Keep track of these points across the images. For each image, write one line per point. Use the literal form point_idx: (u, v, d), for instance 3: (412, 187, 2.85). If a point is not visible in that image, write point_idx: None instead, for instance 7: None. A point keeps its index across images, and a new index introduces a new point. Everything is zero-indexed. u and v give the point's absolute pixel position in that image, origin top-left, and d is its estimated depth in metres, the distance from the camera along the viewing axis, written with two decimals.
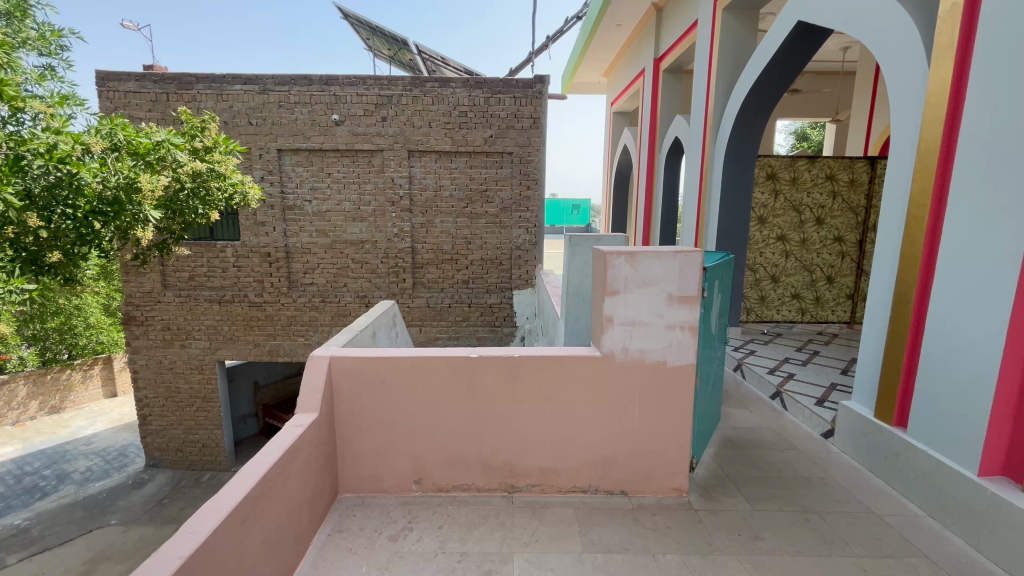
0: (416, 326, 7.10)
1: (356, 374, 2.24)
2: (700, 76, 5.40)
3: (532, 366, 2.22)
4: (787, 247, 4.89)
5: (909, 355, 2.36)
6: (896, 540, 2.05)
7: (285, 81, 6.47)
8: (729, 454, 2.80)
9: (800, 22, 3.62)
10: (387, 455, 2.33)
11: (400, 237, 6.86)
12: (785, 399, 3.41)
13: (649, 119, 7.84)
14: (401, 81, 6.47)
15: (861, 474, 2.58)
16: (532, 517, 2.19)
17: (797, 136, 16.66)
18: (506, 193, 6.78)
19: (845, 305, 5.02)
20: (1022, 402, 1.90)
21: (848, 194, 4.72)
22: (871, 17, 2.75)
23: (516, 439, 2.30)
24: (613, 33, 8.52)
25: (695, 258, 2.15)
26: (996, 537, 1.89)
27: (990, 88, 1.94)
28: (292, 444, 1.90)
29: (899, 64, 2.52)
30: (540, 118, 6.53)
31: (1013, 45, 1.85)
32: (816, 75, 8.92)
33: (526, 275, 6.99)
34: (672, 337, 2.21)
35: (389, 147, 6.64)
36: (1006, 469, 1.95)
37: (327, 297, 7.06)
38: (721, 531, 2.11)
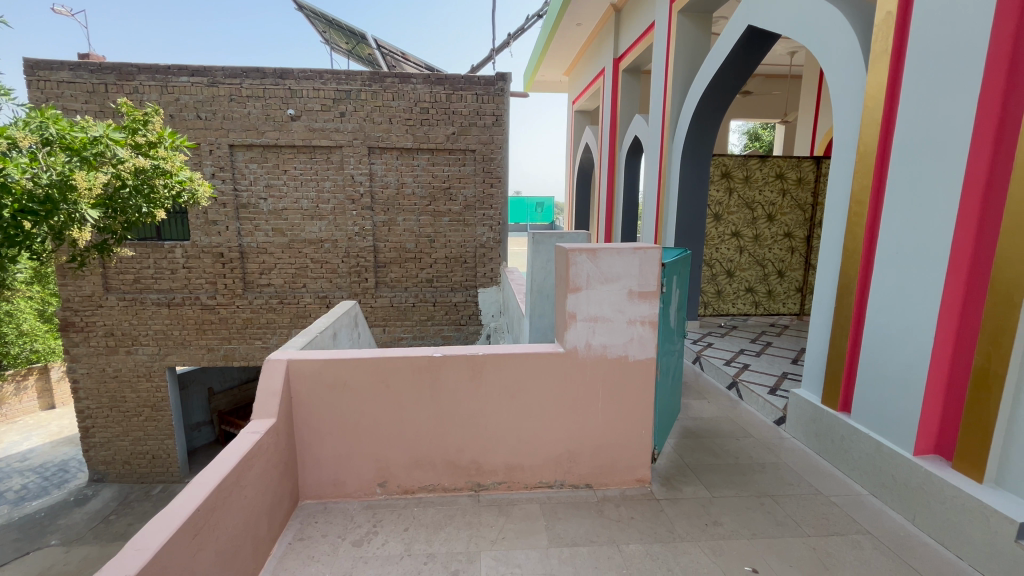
0: (379, 326, 6.96)
1: (316, 378, 2.18)
2: (658, 78, 5.53)
3: (497, 364, 2.22)
4: (741, 243, 5.07)
5: (852, 343, 2.51)
6: (843, 518, 2.18)
7: (236, 73, 6.22)
8: (689, 444, 2.89)
9: (749, 28, 3.77)
10: (349, 459, 2.28)
11: (361, 236, 6.70)
12: (741, 389, 3.55)
13: (609, 118, 7.97)
14: (359, 75, 6.30)
15: (810, 457, 2.71)
16: (499, 514, 2.20)
17: (750, 137, 17.36)
18: (469, 191, 6.75)
19: (795, 298, 5.27)
20: (951, 385, 2.05)
21: (796, 191, 4.95)
22: (815, 23, 2.89)
23: (482, 437, 2.29)
24: (573, 32, 8.61)
25: (654, 254, 2.21)
26: (929, 512, 2.03)
27: (919, 93, 2.10)
28: (249, 451, 1.83)
29: (840, 68, 2.65)
30: (503, 115, 6.54)
31: (939, 54, 2.00)
32: (766, 78, 9.29)
33: (491, 274, 6.98)
34: (633, 332, 2.26)
35: (348, 143, 6.48)
36: (937, 447, 2.11)
37: (285, 298, 6.82)
38: (681, 518, 2.18)
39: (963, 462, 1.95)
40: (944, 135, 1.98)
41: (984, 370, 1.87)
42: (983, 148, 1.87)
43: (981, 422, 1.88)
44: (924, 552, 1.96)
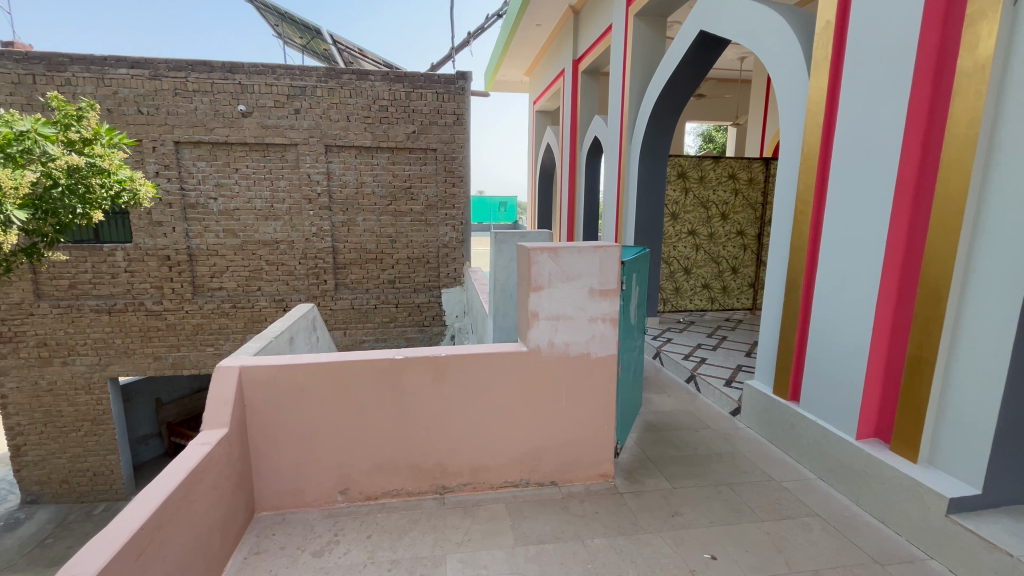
0: (339, 329, 6.77)
1: (271, 384, 2.10)
2: (616, 80, 5.64)
3: (460, 365, 2.20)
4: (697, 241, 5.23)
5: (800, 335, 2.64)
6: (794, 502, 2.28)
7: (181, 66, 5.90)
8: (651, 438, 2.96)
9: (702, 33, 3.89)
10: (308, 467, 2.20)
11: (319, 236, 6.51)
12: (699, 383, 3.67)
13: (570, 119, 8.06)
14: (315, 72, 6.12)
15: (764, 446, 2.83)
16: (465, 516, 2.18)
17: (704, 138, 18.02)
18: (431, 190, 6.66)
19: (748, 293, 5.50)
20: (889, 372, 2.18)
21: (747, 191, 5.17)
22: (761, 30, 3.02)
23: (446, 439, 2.26)
24: (533, 32, 8.65)
25: (613, 253, 2.26)
26: (871, 493, 2.16)
27: (857, 98, 2.22)
28: (199, 463, 1.74)
29: (784, 73, 2.78)
30: (464, 114, 6.49)
31: (874, 61, 2.13)
32: (718, 82, 9.64)
33: (454, 274, 6.92)
34: (595, 330, 2.29)
35: (304, 141, 6.28)
36: (877, 431, 2.25)
37: (239, 302, 6.54)
38: (644, 511, 2.23)
39: (900, 444, 2.08)
40: (878, 137, 2.11)
41: (917, 358, 2.01)
42: (914, 151, 2.00)
43: (915, 406, 2.02)
44: (867, 530, 2.08)
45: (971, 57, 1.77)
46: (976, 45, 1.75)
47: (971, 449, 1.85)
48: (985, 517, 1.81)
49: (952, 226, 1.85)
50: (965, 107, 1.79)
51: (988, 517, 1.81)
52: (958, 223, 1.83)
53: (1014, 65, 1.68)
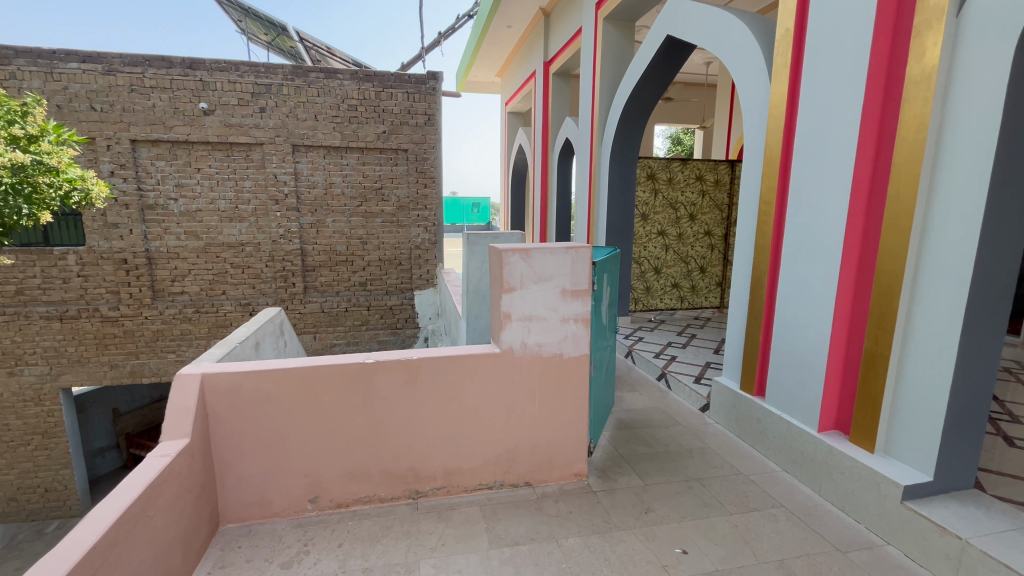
0: (309, 333, 6.61)
1: (235, 392, 2.03)
2: (586, 83, 5.71)
3: (432, 368, 2.17)
4: (666, 241, 5.34)
5: (764, 332, 2.72)
6: (761, 495, 2.35)
7: (137, 61, 5.66)
8: (623, 436, 3.00)
9: (668, 38, 3.97)
10: (276, 476, 2.13)
11: (286, 238, 6.34)
12: (669, 380, 3.74)
13: (541, 121, 8.10)
14: (280, 69, 5.97)
15: (731, 440, 2.91)
16: (438, 520, 2.16)
17: (673, 140, 18.44)
18: (403, 191, 6.57)
19: (715, 292, 5.64)
20: (848, 365, 2.27)
21: (714, 192, 5.30)
22: (724, 35, 3.11)
23: (419, 443, 2.23)
24: (504, 34, 8.66)
25: (585, 253, 2.28)
26: (832, 483, 2.24)
27: (814, 103, 2.31)
28: (158, 476, 1.67)
29: (747, 78, 2.87)
30: (435, 114, 6.44)
31: (829, 69, 2.22)
32: (685, 85, 9.87)
33: (427, 275, 6.84)
34: (567, 330, 2.31)
35: (270, 141, 6.11)
36: (837, 423, 2.34)
37: (202, 307, 6.30)
38: (617, 508, 2.25)
39: (858, 436, 2.17)
40: (834, 142, 2.20)
41: (873, 352, 2.10)
42: (867, 155, 2.09)
43: (872, 398, 2.10)
44: (829, 519, 2.16)
45: (919, 65, 1.86)
46: (923, 53, 1.84)
47: (923, 438, 1.94)
48: (936, 503, 1.90)
49: (904, 226, 1.94)
50: (913, 113, 1.89)
51: (939, 502, 1.90)
52: (908, 223, 1.92)
53: (957, 74, 1.78)
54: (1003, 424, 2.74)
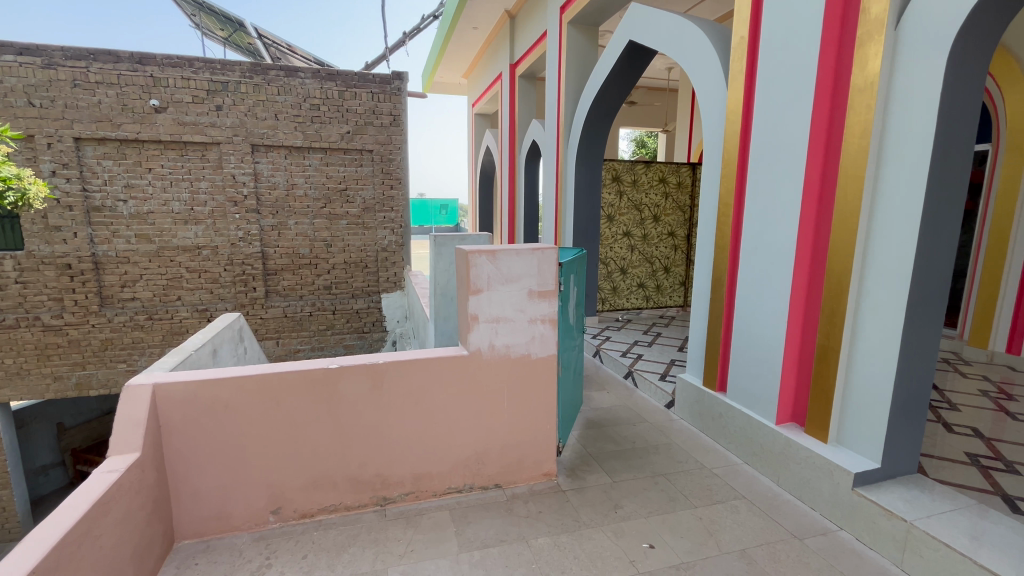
0: (271, 339, 6.39)
1: (190, 403, 1.94)
2: (551, 87, 5.76)
3: (398, 372, 2.14)
4: (632, 242, 5.44)
5: (725, 329, 2.80)
6: (723, 487, 2.42)
7: (81, 55, 5.36)
8: (591, 434, 3.03)
9: (630, 43, 4.06)
10: (235, 488, 2.05)
11: (246, 241, 6.12)
12: (636, 378, 3.81)
13: (508, 122, 8.12)
14: (238, 66, 5.77)
15: (695, 435, 2.98)
16: (407, 527, 2.12)
17: (637, 143, 18.84)
18: (368, 192, 6.44)
19: (680, 291, 5.78)
20: (803, 359, 2.37)
21: (676, 194, 5.45)
22: (683, 42, 3.20)
23: (386, 448, 2.20)
24: (470, 35, 8.65)
25: (551, 255, 2.29)
26: (789, 473, 2.34)
27: (767, 108, 2.41)
28: (105, 493, 1.58)
29: (705, 83, 2.96)
30: (401, 115, 6.36)
31: (780, 77, 2.33)
32: (648, 90, 10.10)
33: (395, 278, 6.72)
34: (535, 331, 2.32)
35: (227, 140, 5.89)
36: (794, 416, 2.44)
37: (155, 313, 5.99)
38: (586, 506, 2.28)
39: (813, 427, 2.27)
40: (786, 146, 2.30)
41: (825, 347, 2.20)
42: (817, 158, 2.19)
43: (824, 390, 2.21)
44: (787, 508, 2.25)
45: (862, 74, 1.97)
46: (866, 64, 1.95)
47: (872, 427, 2.05)
48: (883, 488, 2.01)
49: (852, 226, 2.04)
50: (858, 119, 2.00)
51: (887, 488, 2.01)
52: (855, 223, 2.03)
53: (896, 84, 1.89)
54: (942, 411, 2.92)
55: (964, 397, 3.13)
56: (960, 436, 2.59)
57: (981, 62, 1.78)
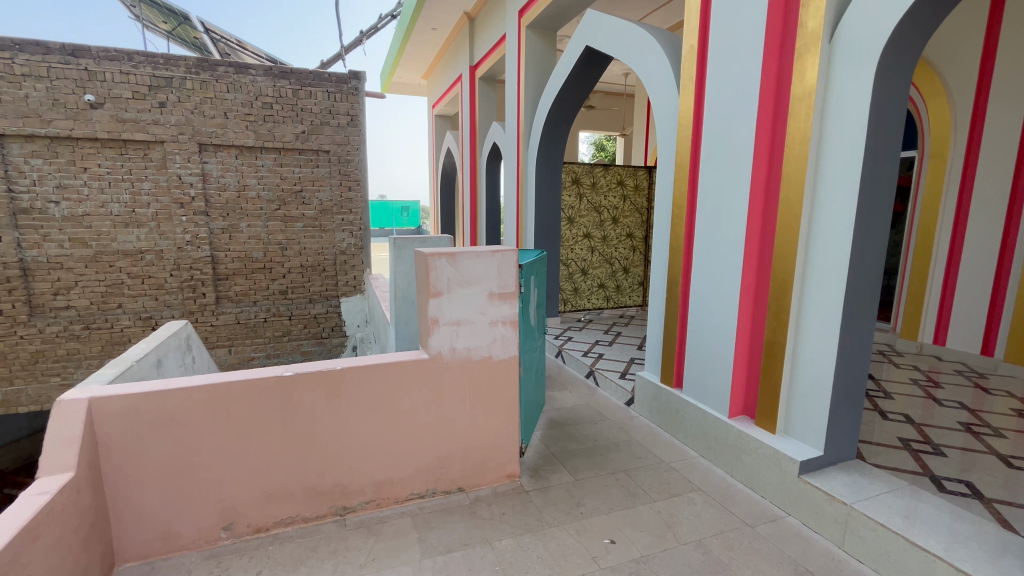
0: (222, 347, 6.11)
1: (131, 417, 1.83)
2: (511, 90, 5.80)
3: (357, 378, 2.10)
4: (592, 243, 5.54)
5: (680, 328, 2.90)
6: (680, 480, 2.50)
7: (4, 45, 4.98)
8: (554, 434, 3.06)
9: (587, 48, 4.14)
10: (183, 505, 1.95)
11: (194, 245, 5.82)
12: (597, 377, 3.88)
13: (468, 124, 8.09)
14: (182, 61, 5.50)
15: (654, 431, 3.06)
16: (368, 536, 2.07)
17: (596, 147, 19.26)
18: (325, 194, 6.26)
19: (639, 291, 5.93)
20: (752, 354, 2.48)
21: (634, 197, 5.60)
22: (637, 49, 3.29)
23: (345, 456, 2.14)
24: (428, 36, 8.58)
25: (511, 257, 2.30)
26: (741, 464, 2.44)
27: (716, 115, 2.52)
28: (32, 518, 1.46)
29: (658, 89, 3.06)
30: (358, 115, 6.23)
31: (726, 85, 2.44)
32: (605, 95, 10.33)
33: (354, 282, 6.55)
34: (496, 333, 2.32)
35: (172, 138, 5.60)
36: (745, 409, 2.55)
37: (93, 322, 5.61)
38: (549, 505, 2.30)
39: (763, 419, 2.38)
40: (733, 150, 2.41)
41: (772, 343, 2.31)
42: (762, 163, 2.31)
43: (772, 384, 2.32)
44: (740, 498, 2.34)
45: (801, 84, 2.09)
46: (804, 74, 2.07)
47: (816, 417, 2.17)
48: (826, 474, 2.13)
49: (795, 227, 2.16)
50: (798, 126, 2.11)
51: (829, 474, 2.13)
52: (797, 225, 2.14)
53: (831, 94, 2.01)
54: (879, 400, 3.13)
55: (897, 386, 3.37)
56: (894, 423, 2.79)
57: (904, 76, 1.93)
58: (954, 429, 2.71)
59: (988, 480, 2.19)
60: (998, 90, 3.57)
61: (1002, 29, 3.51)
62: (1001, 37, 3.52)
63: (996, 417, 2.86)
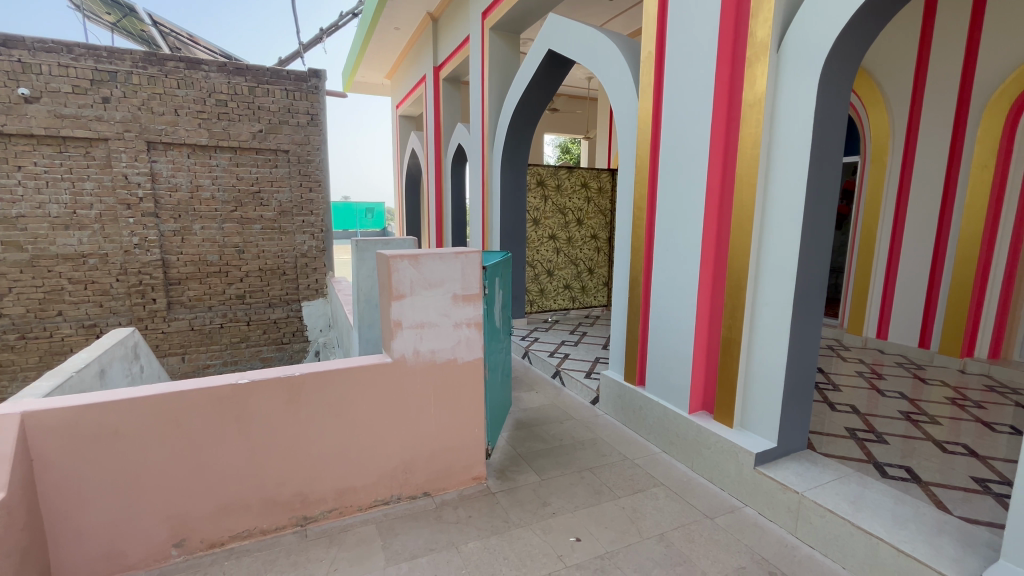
0: (175, 355, 5.82)
1: (71, 431, 1.72)
2: (475, 91, 5.80)
3: (317, 384, 2.04)
4: (557, 245, 5.60)
5: (642, 327, 2.96)
6: (644, 476, 2.55)
7: None
8: (521, 435, 3.07)
9: (549, 52, 4.19)
10: (131, 521, 1.85)
11: (142, 248, 5.53)
12: (563, 377, 3.92)
13: (433, 125, 8.03)
14: (128, 55, 5.23)
15: (619, 429, 3.11)
16: (330, 545, 2.02)
17: (562, 150, 19.52)
18: (284, 195, 6.06)
19: (604, 291, 6.03)
20: (710, 350, 2.57)
21: (598, 199, 5.69)
22: (598, 54, 3.36)
23: (305, 465, 2.08)
24: (391, 36, 8.46)
25: (475, 258, 2.30)
26: (702, 459, 2.51)
27: (672, 119, 2.59)
28: None
29: (618, 94, 3.12)
30: (319, 114, 6.07)
31: (681, 92, 2.52)
32: (569, 98, 10.46)
33: (316, 285, 6.36)
34: (460, 335, 2.31)
35: (117, 136, 5.31)
36: (704, 404, 2.63)
37: (30, 331, 5.25)
38: (516, 506, 2.30)
39: (721, 414, 2.46)
40: (689, 154, 2.49)
41: (728, 340, 2.39)
42: (717, 167, 2.39)
43: (728, 380, 2.40)
44: (701, 491, 2.41)
45: (752, 91, 2.17)
46: (754, 82, 2.16)
47: (769, 410, 2.26)
48: (779, 465, 2.23)
49: (748, 228, 2.24)
50: (749, 131, 2.20)
51: (782, 465, 2.23)
52: (750, 227, 2.23)
53: (779, 102, 2.11)
54: (828, 392, 3.29)
55: (845, 379, 3.55)
56: (842, 414, 2.94)
57: (845, 87, 2.04)
58: (895, 418, 2.88)
59: (925, 464, 2.34)
60: (930, 100, 3.83)
61: (933, 45, 3.78)
62: (932, 51, 3.79)
63: (933, 406, 3.05)
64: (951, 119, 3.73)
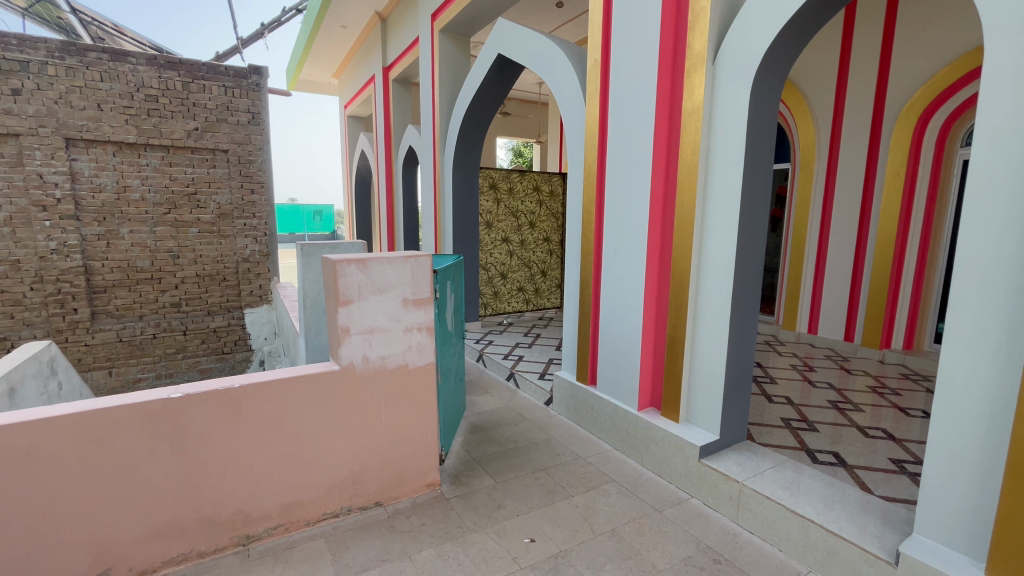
0: (101, 369, 5.37)
1: None
2: (425, 92, 5.73)
3: (258, 396, 1.95)
4: (510, 248, 5.62)
5: (593, 328, 3.03)
6: (596, 474, 2.61)
7: None
8: (475, 439, 3.06)
9: (499, 57, 4.21)
10: (47, 553, 1.69)
11: (61, 253, 5.09)
12: (517, 379, 3.94)
13: (383, 126, 7.87)
14: (43, 44, 4.81)
15: (572, 428, 3.16)
16: (274, 564, 1.92)
17: (515, 153, 19.63)
18: (223, 196, 5.75)
19: (557, 293, 6.12)
20: (656, 349, 2.66)
21: (550, 202, 5.78)
22: (546, 60, 3.41)
23: (246, 480, 1.98)
24: (338, 34, 8.23)
25: (424, 262, 2.27)
26: (650, 453, 2.60)
27: (618, 126, 2.67)
28: None
29: (566, 99, 3.18)
30: (261, 113, 5.82)
31: (626, 99, 2.61)
32: (520, 102, 10.58)
33: (260, 291, 6.06)
34: (411, 340, 2.27)
35: (30, 132, 4.87)
36: (652, 401, 2.72)
37: None
38: (470, 511, 2.29)
39: (667, 410, 2.55)
40: (634, 160, 2.58)
41: (673, 338, 2.48)
42: (660, 172, 2.48)
43: (673, 377, 2.50)
44: (650, 485, 2.49)
45: (691, 100, 2.28)
46: (693, 91, 2.26)
47: (711, 404, 2.37)
48: (721, 456, 2.34)
49: (689, 230, 2.34)
50: (689, 138, 2.30)
51: (724, 456, 2.34)
52: (691, 229, 2.33)
53: (715, 110, 2.22)
54: (765, 385, 3.49)
55: (781, 372, 3.77)
56: (778, 405, 3.12)
57: (773, 98, 2.18)
58: (825, 407, 3.09)
59: (851, 449, 2.53)
60: (851, 112, 4.15)
61: (852, 61, 4.10)
62: (851, 67, 4.11)
63: (857, 394, 3.30)
64: (869, 130, 4.06)
